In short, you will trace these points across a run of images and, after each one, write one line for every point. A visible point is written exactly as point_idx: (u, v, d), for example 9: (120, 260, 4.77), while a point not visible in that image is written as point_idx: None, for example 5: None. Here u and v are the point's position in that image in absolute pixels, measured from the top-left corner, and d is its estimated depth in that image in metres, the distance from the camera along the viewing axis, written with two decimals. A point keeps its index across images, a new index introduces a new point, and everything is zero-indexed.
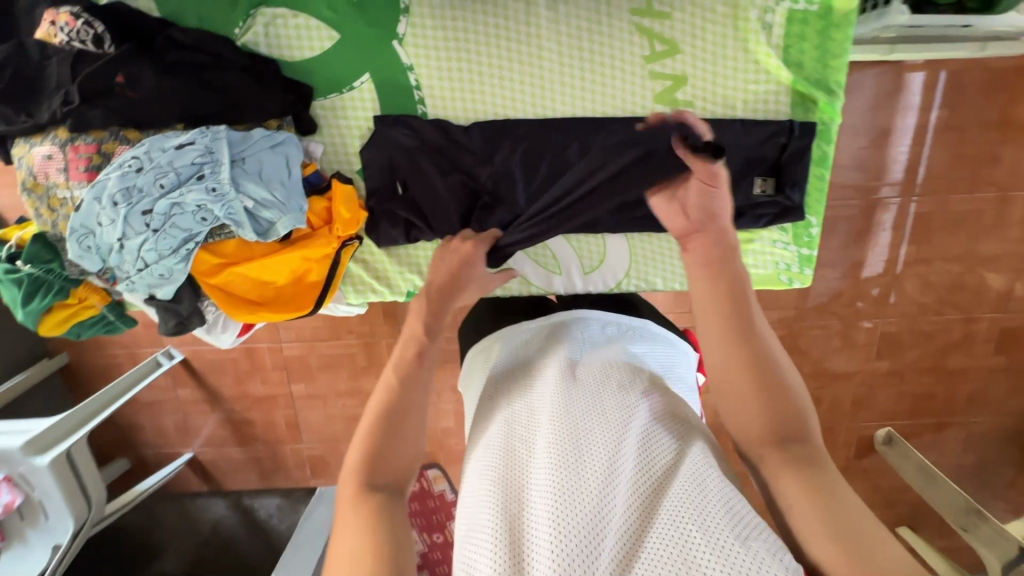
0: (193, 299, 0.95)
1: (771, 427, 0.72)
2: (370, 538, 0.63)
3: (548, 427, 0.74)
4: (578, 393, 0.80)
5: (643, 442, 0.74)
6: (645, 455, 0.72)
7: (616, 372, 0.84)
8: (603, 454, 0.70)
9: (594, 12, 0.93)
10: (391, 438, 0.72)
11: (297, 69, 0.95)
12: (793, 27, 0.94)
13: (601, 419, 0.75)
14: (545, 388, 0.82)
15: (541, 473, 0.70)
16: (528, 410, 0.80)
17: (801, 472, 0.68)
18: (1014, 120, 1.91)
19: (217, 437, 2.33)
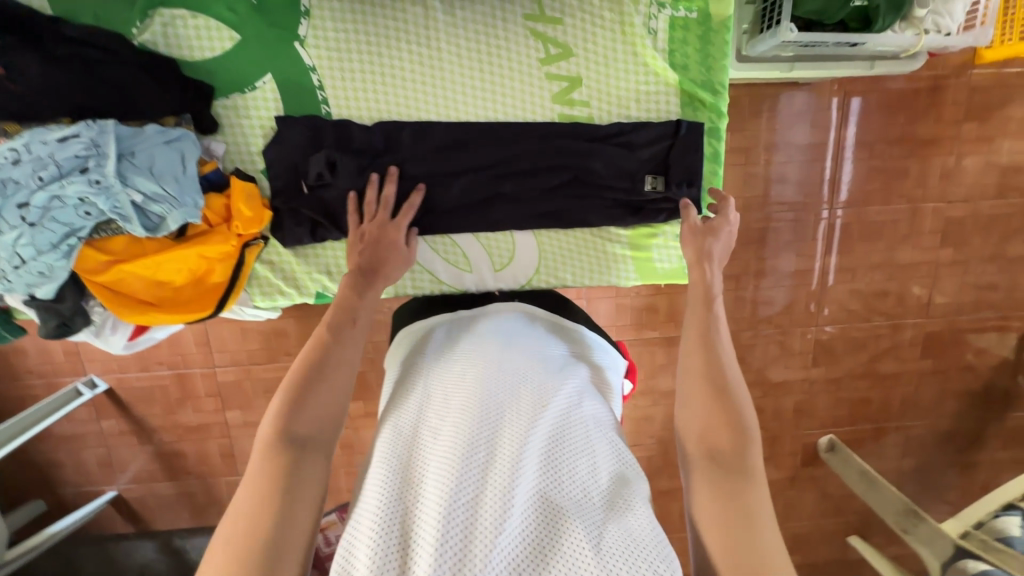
0: (77, 298, 0.91)
1: (713, 442, 0.82)
2: (269, 491, 0.70)
3: (454, 428, 0.74)
4: (496, 388, 0.80)
5: (549, 451, 0.73)
6: (555, 456, 0.73)
7: (542, 373, 0.85)
8: (510, 452, 0.71)
9: (491, 18, 0.98)
10: (310, 391, 0.79)
11: (197, 68, 0.96)
12: (675, 33, 1.01)
13: (516, 419, 0.76)
14: (466, 376, 0.83)
15: (441, 466, 0.69)
16: (443, 402, 0.80)
17: (725, 488, 0.78)
18: (916, 136, 2.07)
19: (145, 472, 2.20)
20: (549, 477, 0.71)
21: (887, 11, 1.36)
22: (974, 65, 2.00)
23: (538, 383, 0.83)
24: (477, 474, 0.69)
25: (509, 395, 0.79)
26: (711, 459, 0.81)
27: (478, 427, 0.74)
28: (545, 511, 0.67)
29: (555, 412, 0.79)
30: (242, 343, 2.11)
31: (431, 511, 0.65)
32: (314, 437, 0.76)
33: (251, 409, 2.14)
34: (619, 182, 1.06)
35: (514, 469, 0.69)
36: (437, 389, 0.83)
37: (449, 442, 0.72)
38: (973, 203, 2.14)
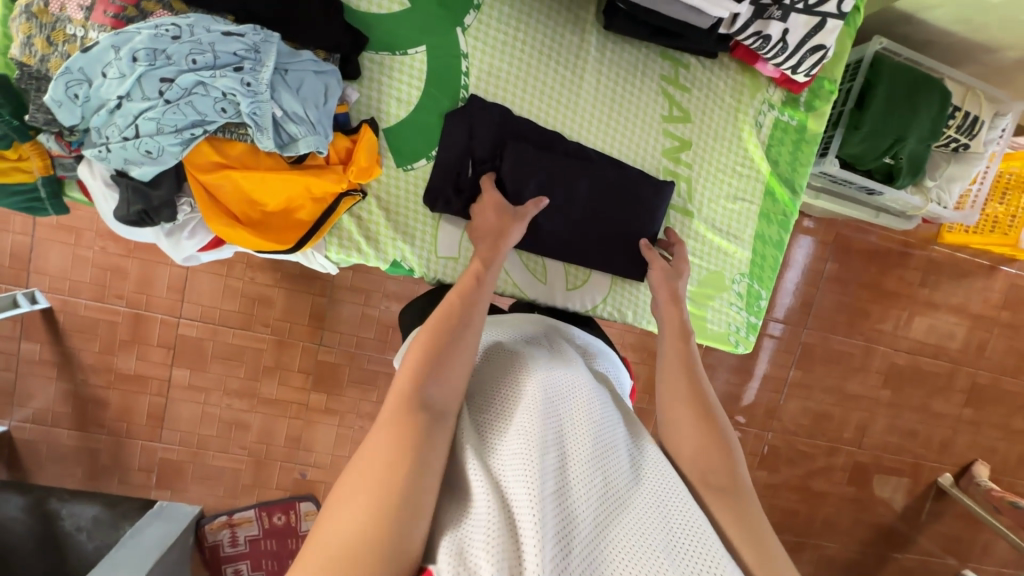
0: (172, 190, 0.85)
1: (711, 470, 0.80)
2: (404, 445, 0.62)
3: (517, 428, 0.70)
4: (556, 382, 0.78)
5: (607, 457, 0.72)
6: (617, 447, 0.75)
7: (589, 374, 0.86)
8: (574, 458, 0.69)
9: (634, 67, 1.09)
10: (443, 365, 0.71)
11: (358, 17, 0.98)
12: (776, 133, 1.16)
13: (581, 409, 0.76)
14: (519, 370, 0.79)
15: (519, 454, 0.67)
16: (502, 392, 0.76)
17: (733, 510, 0.77)
18: (881, 287, 2.38)
19: (48, 413, 1.85)
20: (615, 464, 0.72)
21: (906, 173, 1.61)
22: (935, 243, 2.38)
23: (588, 378, 0.83)
24: (554, 463, 0.67)
25: (565, 393, 0.77)
26: (711, 483, 0.79)
27: (549, 418, 0.72)
28: (618, 498, 0.69)
29: (606, 405, 0.80)
30: (220, 299, 1.88)
31: (515, 499, 0.62)
32: (444, 405, 0.69)
33: (203, 373, 1.89)
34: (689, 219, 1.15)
35: (588, 458, 0.70)
36: (485, 384, 0.79)
37: (522, 432, 0.69)
38: (913, 356, 2.46)
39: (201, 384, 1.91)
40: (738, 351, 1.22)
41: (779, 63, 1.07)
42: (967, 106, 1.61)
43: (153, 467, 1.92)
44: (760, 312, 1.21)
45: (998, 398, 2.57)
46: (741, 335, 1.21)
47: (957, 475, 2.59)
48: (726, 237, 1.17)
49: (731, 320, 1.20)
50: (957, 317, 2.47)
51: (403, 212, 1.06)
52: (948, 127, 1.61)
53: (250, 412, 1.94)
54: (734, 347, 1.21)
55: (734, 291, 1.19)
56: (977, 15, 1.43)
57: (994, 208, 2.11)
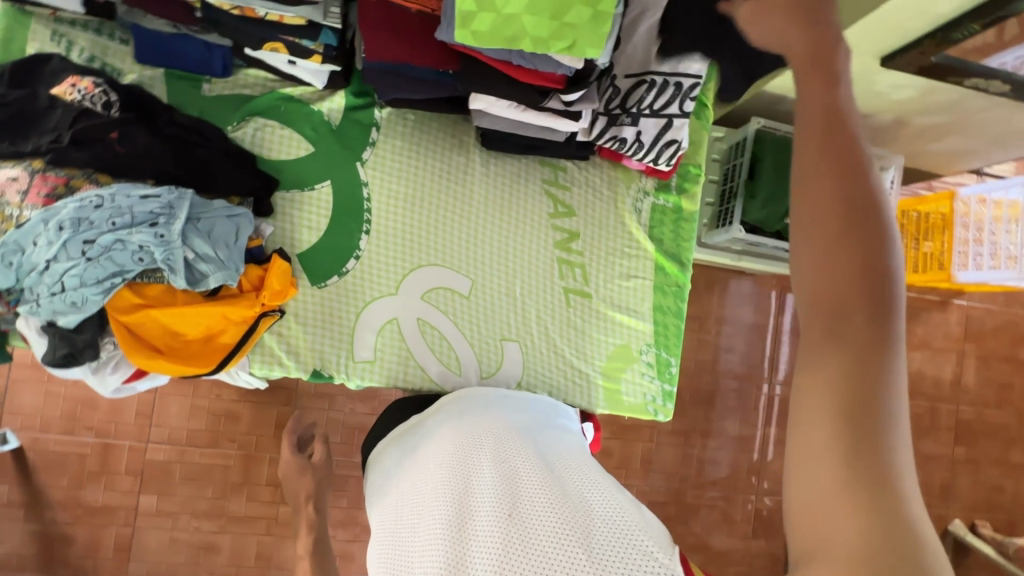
0: (95, 332, 0.95)
1: (839, 306, 0.49)
2: None
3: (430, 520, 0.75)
4: (453, 464, 0.81)
5: (516, 492, 0.74)
6: (527, 486, 0.74)
7: (493, 428, 0.88)
8: (483, 517, 0.72)
9: (517, 175, 1.24)
10: None
11: (269, 164, 1.15)
12: (656, 215, 1.29)
13: (480, 479, 0.77)
14: (429, 461, 0.85)
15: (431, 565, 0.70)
16: (413, 501, 0.80)
17: (845, 375, 0.47)
18: None
19: (14, 557, 1.84)
20: (530, 492, 0.74)
21: None
22: None
23: (487, 438, 0.85)
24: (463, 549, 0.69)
25: (463, 459, 0.81)
26: (834, 320, 0.49)
27: (447, 509, 0.74)
28: (538, 529, 0.69)
29: (509, 445, 0.83)
30: (186, 420, 1.93)
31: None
32: None
33: (171, 497, 1.90)
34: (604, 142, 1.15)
35: (495, 515, 0.71)
36: (408, 486, 0.84)
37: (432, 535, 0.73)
38: None
39: (169, 509, 1.90)
40: (658, 419, 1.27)
41: (640, 158, 1.22)
42: None
43: None
44: (673, 378, 1.27)
45: (989, 433, 2.51)
46: (659, 403, 1.26)
47: (970, 521, 2.46)
48: (627, 313, 1.26)
49: (646, 389, 1.26)
50: (923, 354, 2.48)
51: (321, 324, 1.16)
52: None
53: (219, 533, 1.91)
54: (653, 416, 1.26)
55: (643, 361, 1.26)
56: (840, 89, 1.59)
57: (925, 245, 2.03)
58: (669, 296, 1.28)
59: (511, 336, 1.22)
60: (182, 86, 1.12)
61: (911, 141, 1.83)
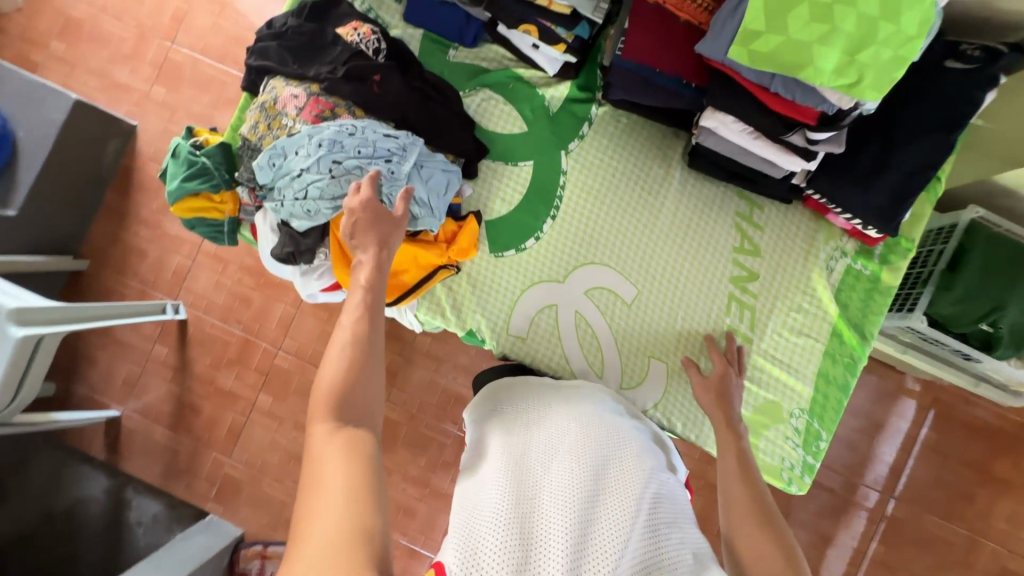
0: (317, 241, 1.08)
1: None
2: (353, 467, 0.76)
3: (566, 474, 0.84)
4: (597, 434, 0.92)
5: (651, 513, 0.82)
6: (648, 484, 0.87)
7: (638, 443, 0.95)
8: (618, 509, 0.80)
9: (711, 201, 1.22)
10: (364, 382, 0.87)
11: (485, 133, 1.24)
12: (848, 278, 1.20)
13: (615, 459, 0.89)
14: (578, 429, 0.93)
15: (562, 495, 0.80)
16: (548, 446, 0.90)
17: None
18: (992, 470, 2.09)
19: (152, 410, 2.09)
20: (659, 518, 0.83)
21: (1009, 345, 1.52)
22: None
23: (624, 433, 0.96)
24: (592, 500, 0.81)
25: (616, 451, 0.90)
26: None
27: (585, 463, 0.86)
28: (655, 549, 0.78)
29: (653, 471, 0.90)
30: (315, 340, 2.10)
31: (558, 534, 0.75)
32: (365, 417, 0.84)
33: (283, 403, 2.07)
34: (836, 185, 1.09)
35: (627, 514, 0.80)
36: (546, 431, 0.94)
37: (565, 484, 0.82)
38: None
39: (279, 413, 2.08)
40: (790, 489, 1.19)
41: (851, 218, 1.14)
42: None
43: (216, 481, 2.05)
44: (818, 453, 1.18)
45: None
46: (795, 473, 1.18)
47: None
48: (788, 371, 1.19)
49: (785, 455, 1.18)
50: None
51: (487, 291, 1.22)
52: None
53: None
54: (786, 484, 1.18)
55: (791, 425, 1.18)
56: None
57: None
58: (840, 364, 1.19)
59: (658, 356, 1.21)
60: (433, 49, 1.25)
61: None
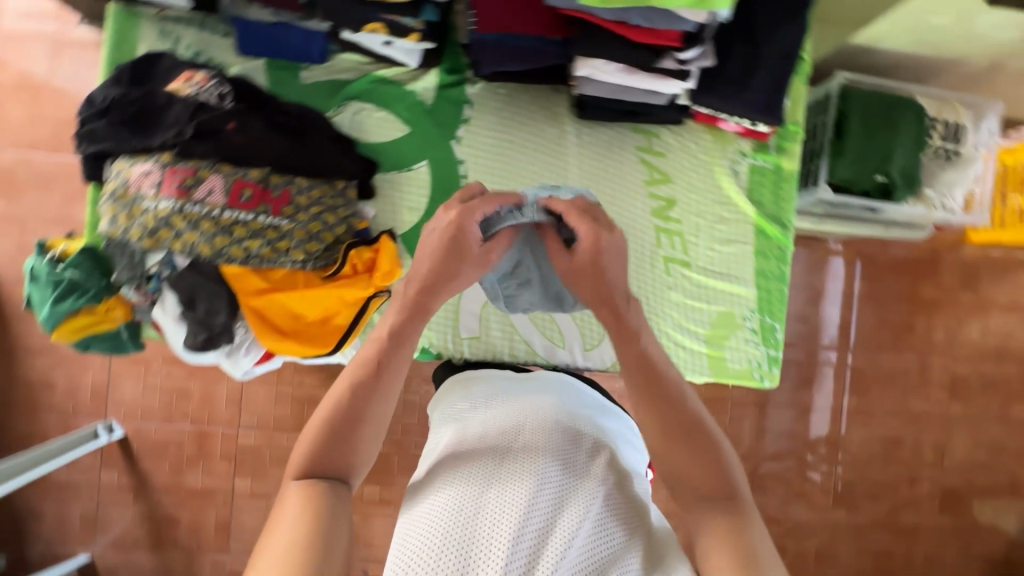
0: (229, 317, 0.99)
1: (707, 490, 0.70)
2: (316, 521, 0.63)
3: (515, 465, 0.75)
4: (552, 423, 0.84)
5: (608, 501, 0.75)
6: (611, 476, 0.78)
7: (594, 426, 0.88)
8: (572, 502, 0.72)
9: (610, 144, 1.22)
10: (355, 424, 0.71)
11: (368, 146, 1.17)
12: (754, 176, 1.25)
13: (575, 448, 0.80)
14: (529, 416, 0.85)
15: (507, 496, 0.71)
16: (496, 437, 0.82)
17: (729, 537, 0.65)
18: (919, 297, 2.32)
19: (128, 538, 1.92)
20: (618, 504, 0.75)
21: (903, 187, 1.66)
22: (965, 244, 2.33)
23: (588, 423, 0.88)
24: (542, 498, 0.72)
25: (570, 436, 0.82)
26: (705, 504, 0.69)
27: (537, 456, 0.77)
28: (610, 541, 0.70)
29: (612, 456, 0.82)
30: (274, 406, 1.97)
31: (502, 542, 0.67)
32: (344, 467, 0.70)
33: (265, 479, 1.95)
34: (720, 92, 1.11)
35: (582, 506, 0.72)
36: (493, 424, 0.85)
37: (513, 477, 0.74)
38: (975, 363, 2.34)
39: (264, 491, 1.96)
40: (764, 386, 1.25)
41: (740, 120, 1.18)
42: (945, 115, 1.68)
43: None
44: (778, 344, 1.24)
45: None
46: (764, 369, 1.23)
47: None
48: (728, 280, 1.24)
49: (751, 356, 1.23)
50: (1011, 315, 2.35)
51: None
52: (931, 138, 1.68)
53: None
54: (759, 382, 1.23)
55: (747, 328, 1.23)
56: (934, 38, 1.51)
57: (1014, 201, 1.98)
58: (771, 256, 1.24)
59: None
60: (282, 75, 1.14)
61: (1009, 88, 1.72)
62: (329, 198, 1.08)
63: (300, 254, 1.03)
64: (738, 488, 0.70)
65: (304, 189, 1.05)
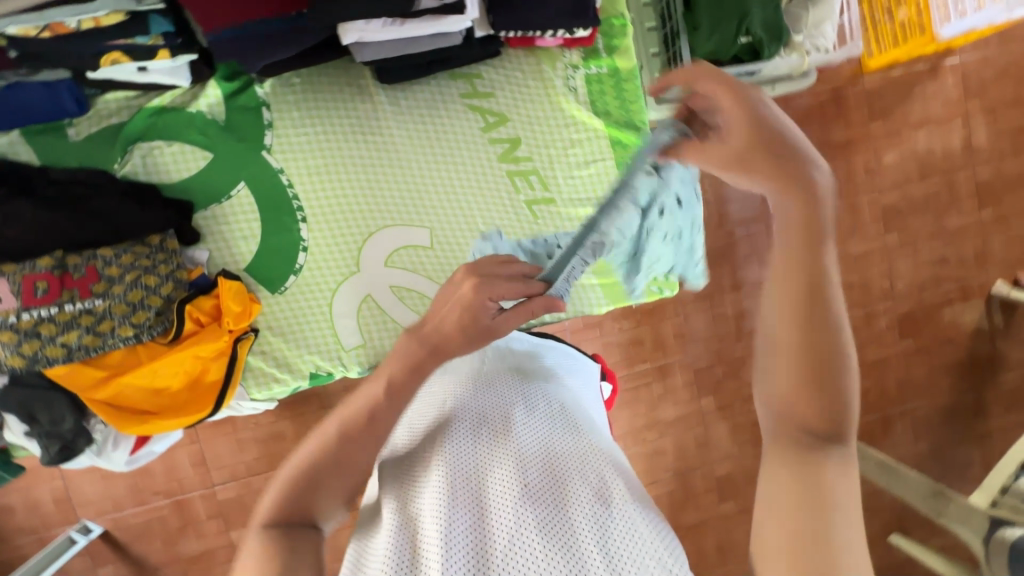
0: (77, 418, 0.94)
1: (800, 418, 0.58)
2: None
3: (439, 444, 0.67)
4: (469, 389, 0.74)
5: (539, 451, 0.67)
6: (544, 434, 0.69)
7: (519, 368, 0.80)
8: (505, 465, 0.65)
9: (432, 102, 1.12)
10: (326, 483, 0.61)
11: (175, 188, 1.06)
12: (592, 87, 1.16)
13: (498, 411, 0.71)
14: (450, 385, 0.77)
15: (431, 481, 0.64)
16: (422, 418, 0.74)
17: (791, 473, 0.55)
18: (835, 140, 2.24)
19: None
20: (553, 450, 0.68)
21: (770, 42, 1.55)
22: (865, 74, 2.21)
23: (518, 377, 0.77)
24: (465, 475, 0.64)
25: (488, 389, 0.74)
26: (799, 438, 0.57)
27: (456, 430, 0.68)
28: (549, 491, 0.63)
29: (542, 402, 0.75)
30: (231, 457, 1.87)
31: (435, 549, 0.57)
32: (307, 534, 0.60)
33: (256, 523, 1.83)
34: (519, 9, 1.00)
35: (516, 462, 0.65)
36: (418, 408, 0.77)
37: (438, 458, 0.66)
38: (902, 188, 2.31)
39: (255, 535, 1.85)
40: (667, 295, 1.22)
41: (556, 33, 1.07)
42: None
43: None
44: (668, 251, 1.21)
45: (1011, 185, 2.38)
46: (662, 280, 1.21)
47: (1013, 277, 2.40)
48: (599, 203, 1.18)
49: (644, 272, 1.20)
50: (926, 130, 2.29)
51: (298, 328, 1.11)
52: None
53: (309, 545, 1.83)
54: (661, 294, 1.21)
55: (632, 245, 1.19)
56: None
57: (900, 13, 1.79)
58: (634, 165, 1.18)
59: None
60: (47, 141, 1.01)
61: None
62: (145, 257, 0.98)
63: (128, 330, 0.95)
64: (851, 421, 0.57)
65: (111, 259, 0.95)
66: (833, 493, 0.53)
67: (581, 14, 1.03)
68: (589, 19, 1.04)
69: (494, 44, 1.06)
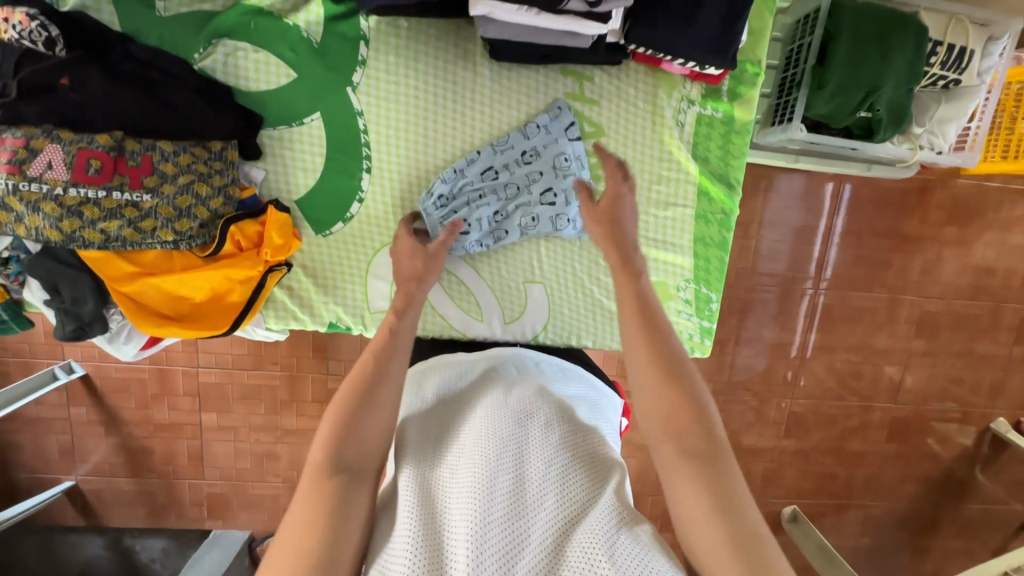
0: (98, 304, 0.94)
1: (680, 429, 0.73)
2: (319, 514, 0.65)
3: (469, 448, 0.73)
4: (503, 410, 0.80)
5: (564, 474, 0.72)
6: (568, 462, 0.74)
7: (546, 398, 0.86)
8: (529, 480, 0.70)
9: (534, 90, 1.05)
10: (364, 417, 0.75)
11: (249, 97, 1.00)
12: (701, 128, 1.09)
13: (527, 432, 0.77)
14: (483, 403, 0.82)
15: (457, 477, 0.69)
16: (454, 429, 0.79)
17: (698, 473, 0.69)
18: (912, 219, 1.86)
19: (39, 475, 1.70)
20: (576, 477, 0.73)
21: (887, 124, 1.44)
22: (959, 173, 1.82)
23: (538, 403, 0.83)
24: (490, 477, 0.69)
25: (518, 407, 0.80)
26: (681, 444, 0.72)
27: (487, 438, 0.74)
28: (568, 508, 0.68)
29: (566, 428, 0.80)
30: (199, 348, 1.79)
31: (466, 542, 0.61)
32: (365, 462, 0.73)
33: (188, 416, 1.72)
34: (660, 31, 0.92)
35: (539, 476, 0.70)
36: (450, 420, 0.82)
37: (469, 459, 0.71)
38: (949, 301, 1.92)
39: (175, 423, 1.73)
40: (695, 356, 1.19)
41: (686, 63, 0.99)
42: (951, 38, 1.43)
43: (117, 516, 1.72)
44: (712, 315, 1.16)
45: None
46: (695, 340, 1.17)
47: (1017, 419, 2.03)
48: (665, 247, 1.13)
49: (682, 328, 1.16)
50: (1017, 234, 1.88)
51: (331, 276, 1.09)
52: (930, 66, 1.44)
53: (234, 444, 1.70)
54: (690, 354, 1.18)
55: (681, 299, 1.15)
56: None
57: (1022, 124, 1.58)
58: (712, 222, 1.13)
59: (536, 278, 1.13)
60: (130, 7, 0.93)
61: None
62: (202, 162, 0.94)
63: (169, 235, 0.93)
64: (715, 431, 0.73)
65: (168, 155, 0.92)
66: (726, 474, 0.68)
67: (721, 53, 0.95)
68: (726, 60, 0.96)
69: (619, 54, 0.99)
